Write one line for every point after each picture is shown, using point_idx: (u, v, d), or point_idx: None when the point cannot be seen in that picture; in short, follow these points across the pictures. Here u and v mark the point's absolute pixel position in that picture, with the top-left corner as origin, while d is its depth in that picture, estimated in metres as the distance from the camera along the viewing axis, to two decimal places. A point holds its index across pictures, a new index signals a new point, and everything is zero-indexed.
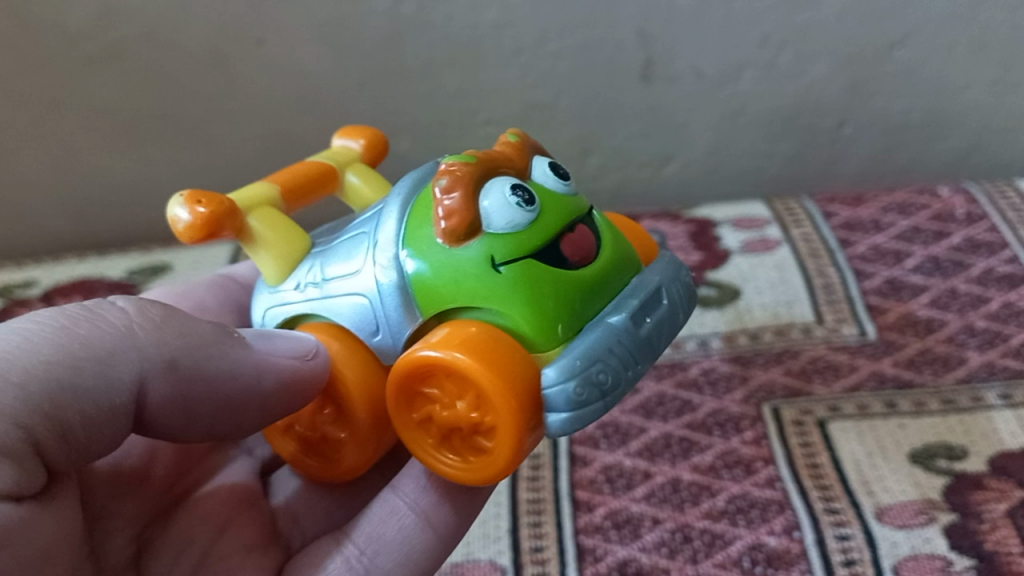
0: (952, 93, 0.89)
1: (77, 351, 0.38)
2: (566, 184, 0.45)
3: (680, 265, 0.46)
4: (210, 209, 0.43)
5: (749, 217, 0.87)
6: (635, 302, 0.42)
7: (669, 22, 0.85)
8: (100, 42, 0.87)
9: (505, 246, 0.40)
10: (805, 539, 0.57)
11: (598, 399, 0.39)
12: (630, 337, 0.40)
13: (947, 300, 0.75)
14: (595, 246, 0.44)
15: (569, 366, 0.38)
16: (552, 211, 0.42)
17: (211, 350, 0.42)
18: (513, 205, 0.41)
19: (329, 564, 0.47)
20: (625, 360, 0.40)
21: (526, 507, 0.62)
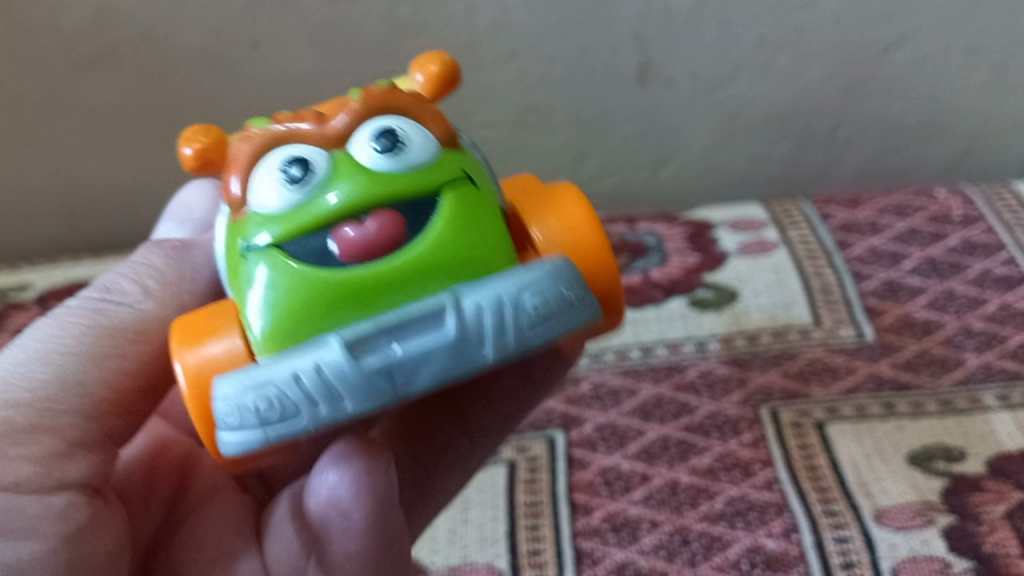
0: (948, 95, 0.89)
1: (110, 338, 0.43)
2: (397, 152, 0.38)
3: (532, 284, 0.35)
4: None
5: (746, 219, 0.87)
6: (391, 318, 0.34)
7: (666, 26, 0.85)
8: (95, 45, 0.86)
9: (271, 234, 0.37)
10: (804, 541, 0.57)
11: (255, 427, 0.34)
12: (339, 366, 0.33)
13: (944, 302, 0.75)
14: (415, 231, 0.38)
15: (235, 386, 0.34)
16: (350, 187, 0.37)
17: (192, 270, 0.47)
18: (274, 183, 0.38)
19: None
20: (311, 388, 0.33)
21: (524, 510, 0.62)
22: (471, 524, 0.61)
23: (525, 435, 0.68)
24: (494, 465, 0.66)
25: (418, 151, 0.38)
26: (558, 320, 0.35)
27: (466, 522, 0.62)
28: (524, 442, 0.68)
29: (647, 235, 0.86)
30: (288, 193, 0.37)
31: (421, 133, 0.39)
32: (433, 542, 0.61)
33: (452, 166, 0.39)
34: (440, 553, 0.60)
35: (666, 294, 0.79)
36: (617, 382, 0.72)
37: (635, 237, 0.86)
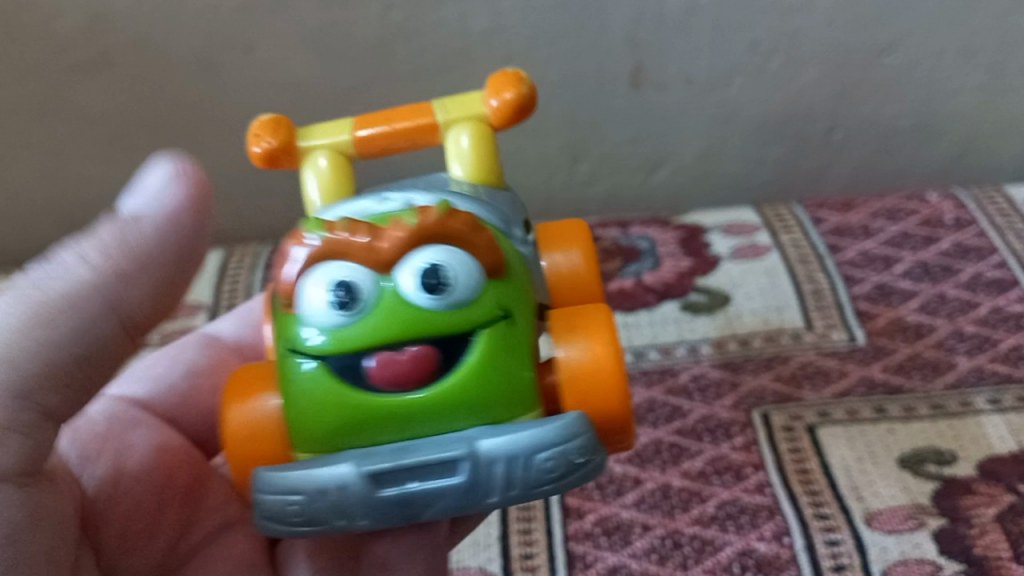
0: (941, 98, 0.90)
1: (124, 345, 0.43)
2: (440, 299, 0.38)
3: (549, 445, 0.37)
4: (262, 148, 0.49)
5: (739, 223, 0.87)
6: (412, 456, 0.37)
7: (658, 30, 0.85)
8: (90, 49, 0.86)
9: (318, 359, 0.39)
10: (795, 545, 0.57)
11: (279, 522, 0.38)
12: (362, 494, 0.37)
13: (936, 305, 0.75)
14: (451, 369, 0.39)
15: (270, 483, 0.38)
16: (387, 325, 0.38)
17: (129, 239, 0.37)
18: (325, 309, 0.38)
19: None
20: (335, 509, 0.37)
21: (517, 514, 0.62)
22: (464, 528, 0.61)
23: None
24: None
25: (461, 291, 0.38)
26: (563, 480, 0.38)
27: None
28: None
29: (639, 239, 0.86)
30: (332, 316, 0.38)
31: (467, 266, 0.39)
32: None
33: (495, 298, 0.39)
34: None
35: (659, 298, 0.79)
36: None
37: (628, 241, 0.86)
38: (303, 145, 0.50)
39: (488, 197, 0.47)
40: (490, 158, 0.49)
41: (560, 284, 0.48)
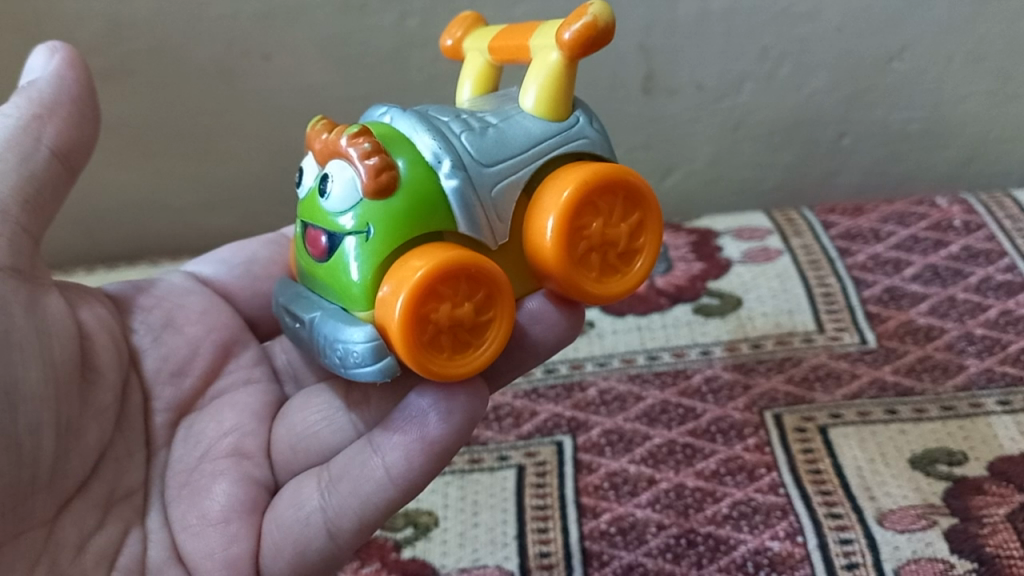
0: (949, 104, 0.90)
1: (32, 155, 0.50)
2: (338, 211, 0.45)
3: (338, 335, 0.44)
4: (451, 42, 0.55)
5: (750, 228, 0.88)
6: (301, 307, 0.47)
7: (670, 37, 0.87)
8: (109, 57, 0.88)
9: (303, 211, 0.48)
10: (808, 544, 0.58)
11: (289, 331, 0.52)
12: (289, 323, 0.49)
13: (946, 308, 0.76)
14: (331, 254, 0.46)
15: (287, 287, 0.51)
16: (310, 213, 0.47)
17: (47, 104, 0.51)
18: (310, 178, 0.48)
19: (307, 510, 0.50)
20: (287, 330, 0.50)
21: (532, 513, 0.63)
22: (482, 527, 0.62)
23: (533, 441, 0.69)
24: (502, 470, 0.67)
25: (339, 206, 0.45)
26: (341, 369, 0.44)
27: (476, 524, 0.62)
28: (531, 447, 0.68)
29: None
30: (303, 190, 0.49)
31: (348, 188, 0.45)
32: (444, 545, 0.61)
33: (365, 215, 0.44)
34: (451, 555, 0.60)
35: (670, 302, 0.80)
36: (623, 388, 0.73)
37: None
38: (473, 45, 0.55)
39: (492, 133, 0.46)
40: (565, 80, 0.47)
41: (530, 241, 0.46)
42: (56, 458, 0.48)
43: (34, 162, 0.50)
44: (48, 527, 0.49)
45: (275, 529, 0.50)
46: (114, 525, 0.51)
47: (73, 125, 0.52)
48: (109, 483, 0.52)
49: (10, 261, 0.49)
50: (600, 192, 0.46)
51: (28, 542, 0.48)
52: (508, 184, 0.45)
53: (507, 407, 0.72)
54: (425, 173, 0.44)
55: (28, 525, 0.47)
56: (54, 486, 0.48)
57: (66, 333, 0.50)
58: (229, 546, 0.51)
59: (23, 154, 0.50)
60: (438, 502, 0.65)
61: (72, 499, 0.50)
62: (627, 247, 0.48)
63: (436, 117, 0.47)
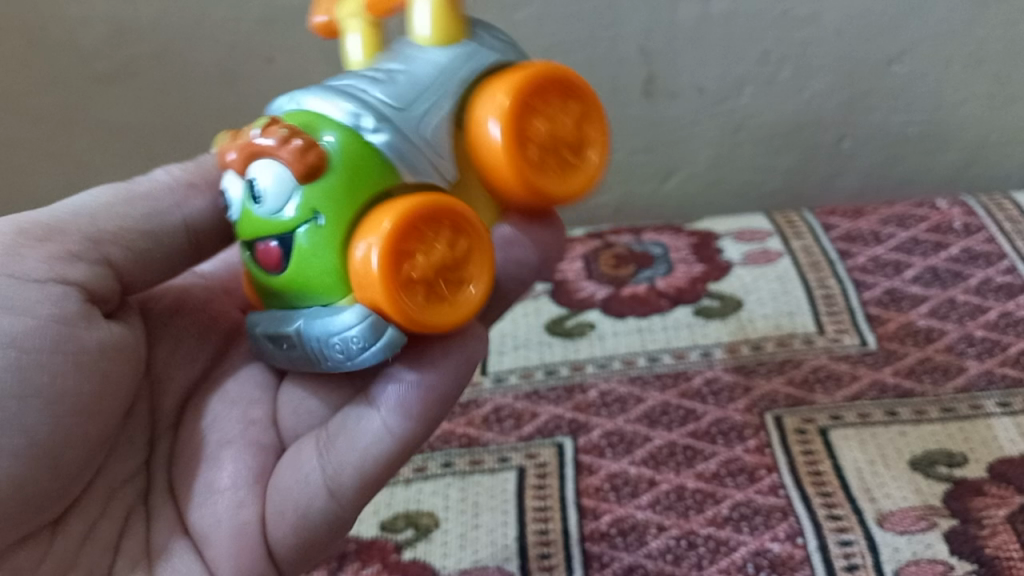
0: (950, 107, 0.91)
1: (155, 221, 0.52)
2: (274, 210, 0.44)
3: (329, 331, 0.43)
4: (316, 15, 0.51)
5: (751, 230, 0.88)
6: (278, 325, 0.46)
7: (671, 40, 0.87)
8: (114, 60, 0.89)
9: (241, 232, 0.46)
10: (808, 545, 0.58)
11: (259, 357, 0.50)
12: (268, 345, 0.48)
13: (946, 310, 0.76)
14: (287, 258, 0.44)
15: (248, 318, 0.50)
16: (247, 227, 0.45)
17: (215, 181, 0.54)
18: (231, 199, 0.47)
19: (306, 473, 0.50)
20: (263, 352, 0.49)
21: (533, 515, 0.63)
22: (482, 528, 0.62)
23: (534, 442, 0.69)
24: (503, 471, 0.67)
25: (273, 203, 0.43)
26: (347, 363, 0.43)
27: (477, 525, 0.63)
28: (532, 448, 0.69)
29: (652, 245, 0.88)
30: (230, 208, 0.47)
31: (278, 181, 0.43)
32: (444, 546, 0.61)
33: (307, 203, 0.43)
34: (451, 556, 0.61)
35: (670, 304, 0.80)
36: (623, 390, 0.73)
37: (640, 248, 0.88)
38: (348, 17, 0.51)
39: (402, 77, 0.45)
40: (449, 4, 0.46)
41: (481, 160, 0.45)
42: (73, 466, 0.49)
43: (162, 232, 0.52)
44: (53, 527, 0.50)
45: (276, 493, 0.51)
46: (113, 517, 0.53)
47: (226, 209, 0.54)
48: (112, 476, 0.53)
49: (88, 293, 0.49)
50: (532, 90, 0.46)
51: (31, 543, 0.49)
52: (438, 117, 0.45)
53: (508, 408, 0.73)
54: (349, 135, 0.43)
55: (35, 526, 0.49)
56: (65, 492, 0.50)
57: (119, 350, 0.51)
58: (237, 513, 0.51)
59: (155, 214, 0.52)
60: (439, 503, 0.65)
61: (78, 498, 0.51)
62: (578, 136, 0.48)
63: (339, 82, 0.46)
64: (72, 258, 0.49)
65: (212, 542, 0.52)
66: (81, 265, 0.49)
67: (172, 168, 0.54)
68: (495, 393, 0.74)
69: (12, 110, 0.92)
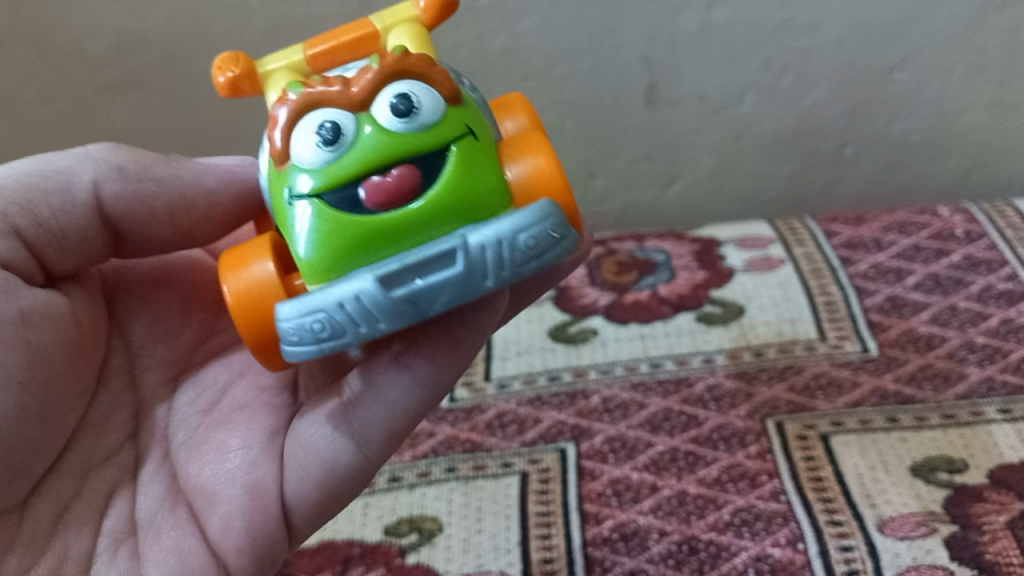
0: (950, 115, 0.91)
1: (65, 197, 0.52)
2: (413, 121, 0.44)
3: (526, 226, 0.41)
4: (227, 74, 0.52)
5: (753, 237, 0.89)
6: (414, 257, 0.41)
7: (672, 49, 0.88)
8: (120, 69, 0.90)
9: (341, 176, 0.43)
10: (809, 551, 0.59)
11: (312, 343, 0.42)
12: (376, 299, 0.41)
13: (947, 317, 0.76)
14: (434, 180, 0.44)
15: (304, 301, 0.42)
16: (373, 151, 0.43)
17: (137, 169, 0.54)
18: (317, 142, 0.43)
19: (331, 423, 0.52)
20: (357, 316, 0.41)
21: (536, 520, 0.63)
22: (485, 533, 0.63)
23: (536, 448, 0.70)
24: (505, 477, 0.67)
25: (429, 114, 0.44)
26: (546, 258, 0.42)
27: (479, 530, 0.63)
28: (535, 454, 0.69)
29: (655, 252, 0.88)
30: (322, 155, 0.43)
31: (427, 93, 0.44)
32: (448, 551, 0.62)
33: (458, 121, 0.45)
34: (454, 561, 0.61)
35: (673, 310, 0.81)
36: (626, 396, 0.73)
37: (643, 254, 0.88)
38: (263, 71, 0.52)
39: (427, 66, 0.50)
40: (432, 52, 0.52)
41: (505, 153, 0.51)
42: (40, 435, 0.51)
43: (75, 212, 0.52)
44: (19, 509, 0.51)
45: (297, 449, 0.52)
46: (93, 496, 0.54)
47: (147, 201, 0.54)
48: (87, 452, 0.54)
49: (5, 263, 0.49)
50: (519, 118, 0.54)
51: (0, 523, 0.50)
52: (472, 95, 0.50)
53: (511, 414, 0.73)
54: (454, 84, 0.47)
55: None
56: (31, 463, 0.51)
57: (51, 320, 0.51)
58: (251, 471, 0.52)
59: (68, 194, 0.52)
60: (442, 507, 0.65)
61: (43, 477, 0.52)
62: None
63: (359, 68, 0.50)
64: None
65: (221, 501, 0.52)
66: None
67: (95, 148, 0.54)
68: (498, 399, 0.75)
69: (20, 120, 0.93)
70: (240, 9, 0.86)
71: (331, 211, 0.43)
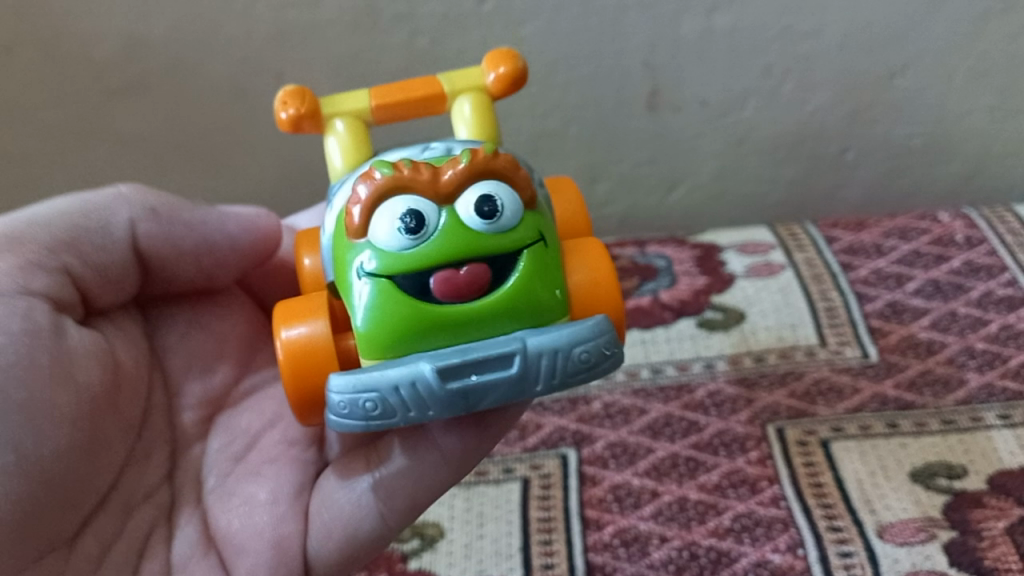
0: (951, 119, 0.91)
1: (101, 236, 0.54)
2: (493, 223, 0.45)
3: (583, 340, 0.43)
4: (291, 110, 0.55)
5: (754, 242, 0.89)
6: (474, 354, 0.43)
7: (674, 54, 0.88)
8: (125, 75, 0.91)
9: (416, 263, 0.45)
10: (809, 556, 0.59)
11: (360, 419, 0.43)
12: (432, 388, 0.42)
13: (947, 323, 0.76)
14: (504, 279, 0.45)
15: (358, 378, 0.43)
16: (449, 245, 0.45)
17: (167, 210, 0.56)
18: (399, 228, 0.45)
19: (359, 490, 0.53)
20: (409, 401, 0.42)
21: (537, 525, 0.64)
22: (487, 539, 0.63)
23: (537, 454, 0.70)
24: (507, 482, 0.68)
25: (509, 217, 0.46)
26: (595, 371, 0.44)
27: (481, 536, 0.64)
28: (536, 459, 0.69)
29: (656, 257, 0.89)
30: (400, 241, 0.45)
31: (508, 196, 0.46)
32: (449, 556, 0.62)
33: (532, 225, 0.47)
34: (455, 567, 0.62)
35: (674, 316, 0.81)
36: (627, 402, 0.74)
37: (644, 259, 0.89)
38: (327, 113, 0.55)
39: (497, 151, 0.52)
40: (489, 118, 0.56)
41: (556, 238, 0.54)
42: (88, 471, 0.50)
43: (112, 250, 0.54)
44: (69, 544, 0.50)
45: (324, 510, 0.53)
46: (135, 533, 0.53)
47: (176, 241, 0.56)
48: (130, 489, 0.54)
49: (52, 300, 0.51)
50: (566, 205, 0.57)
51: (48, 563, 0.49)
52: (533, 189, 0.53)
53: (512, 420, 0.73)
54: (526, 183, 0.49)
55: (51, 542, 0.48)
56: (82, 501, 0.50)
57: (93, 360, 0.52)
58: (278, 526, 0.53)
59: (104, 232, 0.54)
60: (444, 513, 0.66)
61: (94, 513, 0.51)
62: None
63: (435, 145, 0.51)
64: (31, 267, 0.50)
65: (246, 553, 0.52)
66: (41, 274, 0.50)
67: (126, 189, 0.56)
68: None
69: (25, 124, 0.94)
70: (244, 14, 0.86)
71: (399, 293, 0.45)
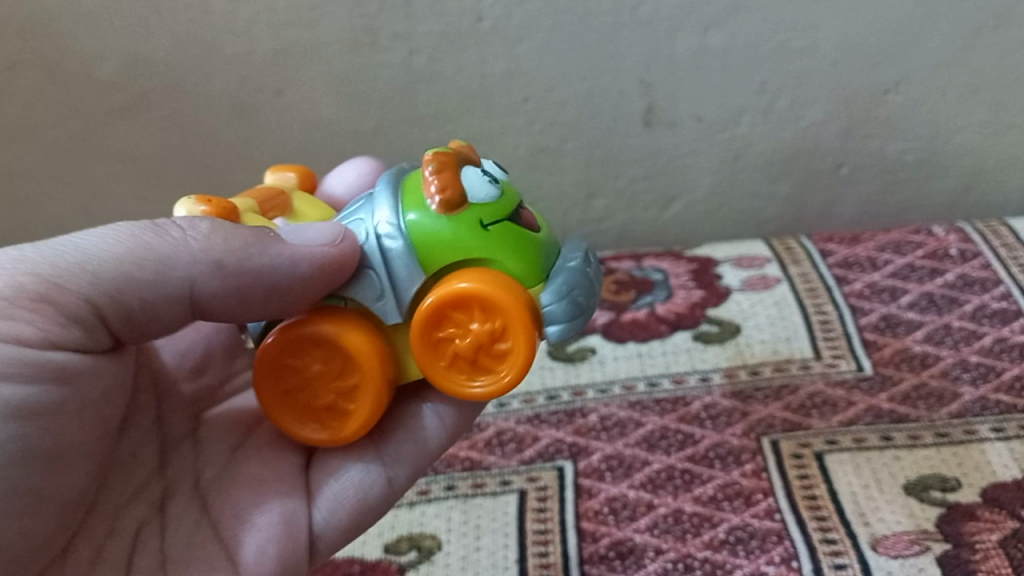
0: (946, 134, 0.92)
1: (152, 288, 0.48)
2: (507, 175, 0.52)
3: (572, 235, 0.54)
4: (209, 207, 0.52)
5: (750, 256, 0.90)
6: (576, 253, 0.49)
7: (670, 72, 0.89)
8: (127, 92, 0.92)
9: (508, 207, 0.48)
10: (802, 569, 0.59)
11: (575, 317, 0.47)
12: (585, 274, 0.48)
13: (940, 336, 0.77)
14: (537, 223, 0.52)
15: (557, 290, 0.47)
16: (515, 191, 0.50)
17: (237, 262, 0.48)
18: (486, 182, 0.48)
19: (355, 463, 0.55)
20: (585, 289, 0.48)
21: (533, 537, 0.64)
22: (483, 551, 0.64)
23: (534, 466, 0.71)
24: (504, 494, 0.68)
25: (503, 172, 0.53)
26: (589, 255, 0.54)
27: (478, 547, 0.64)
28: (534, 472, 0.70)
29: (652, 271, 0.90)
30: (492, 191, 0.48)
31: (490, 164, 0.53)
32: (446, 568, 0.63)
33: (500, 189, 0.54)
34: None
35: (670, 329, 0.82)
36: (622, 415, 0.74)
37: (641, 273, 0.90)
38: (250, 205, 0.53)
39: None
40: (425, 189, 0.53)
41: None
42: (79, 483, 0.50)
43: (159, 299, 0.48)
44: (61, 555, 0.50)
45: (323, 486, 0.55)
46: (124, 535, 0.53)
47: (243, 293, 0.49)
48: (120, 492, 0.54)
49: (75, 346, 0.47)
50: None
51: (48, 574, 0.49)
52: None
53: (509, 432, 0.74)
54: None
55: (47, 556, 0.49)
56: (73, 510, 0.50)
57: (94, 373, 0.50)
58: (285, 501, 0.54)
59: (153, 281, 0.48)
60: (442, 525, 0.66)
61: (83, 520, 0.51)
62: None
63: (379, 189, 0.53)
64: (68, 325, 0.46)
65: (257, 529, 0.53)
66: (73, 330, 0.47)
67: (198, 230, 0.48)
68: (495, 417, 0.76)
69: (28, 141, 0.95)
70: (245, 34, 0.87)
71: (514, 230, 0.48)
